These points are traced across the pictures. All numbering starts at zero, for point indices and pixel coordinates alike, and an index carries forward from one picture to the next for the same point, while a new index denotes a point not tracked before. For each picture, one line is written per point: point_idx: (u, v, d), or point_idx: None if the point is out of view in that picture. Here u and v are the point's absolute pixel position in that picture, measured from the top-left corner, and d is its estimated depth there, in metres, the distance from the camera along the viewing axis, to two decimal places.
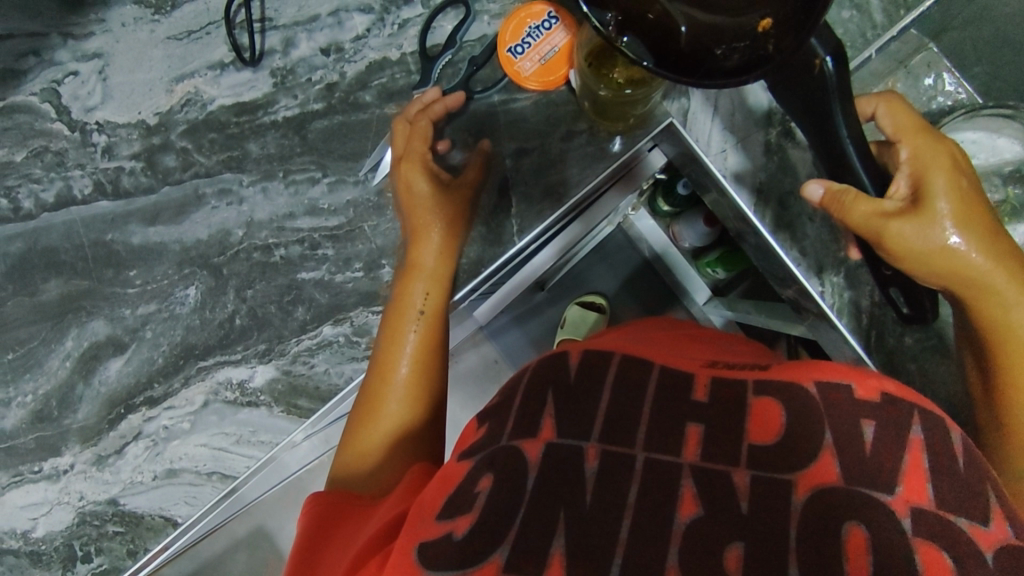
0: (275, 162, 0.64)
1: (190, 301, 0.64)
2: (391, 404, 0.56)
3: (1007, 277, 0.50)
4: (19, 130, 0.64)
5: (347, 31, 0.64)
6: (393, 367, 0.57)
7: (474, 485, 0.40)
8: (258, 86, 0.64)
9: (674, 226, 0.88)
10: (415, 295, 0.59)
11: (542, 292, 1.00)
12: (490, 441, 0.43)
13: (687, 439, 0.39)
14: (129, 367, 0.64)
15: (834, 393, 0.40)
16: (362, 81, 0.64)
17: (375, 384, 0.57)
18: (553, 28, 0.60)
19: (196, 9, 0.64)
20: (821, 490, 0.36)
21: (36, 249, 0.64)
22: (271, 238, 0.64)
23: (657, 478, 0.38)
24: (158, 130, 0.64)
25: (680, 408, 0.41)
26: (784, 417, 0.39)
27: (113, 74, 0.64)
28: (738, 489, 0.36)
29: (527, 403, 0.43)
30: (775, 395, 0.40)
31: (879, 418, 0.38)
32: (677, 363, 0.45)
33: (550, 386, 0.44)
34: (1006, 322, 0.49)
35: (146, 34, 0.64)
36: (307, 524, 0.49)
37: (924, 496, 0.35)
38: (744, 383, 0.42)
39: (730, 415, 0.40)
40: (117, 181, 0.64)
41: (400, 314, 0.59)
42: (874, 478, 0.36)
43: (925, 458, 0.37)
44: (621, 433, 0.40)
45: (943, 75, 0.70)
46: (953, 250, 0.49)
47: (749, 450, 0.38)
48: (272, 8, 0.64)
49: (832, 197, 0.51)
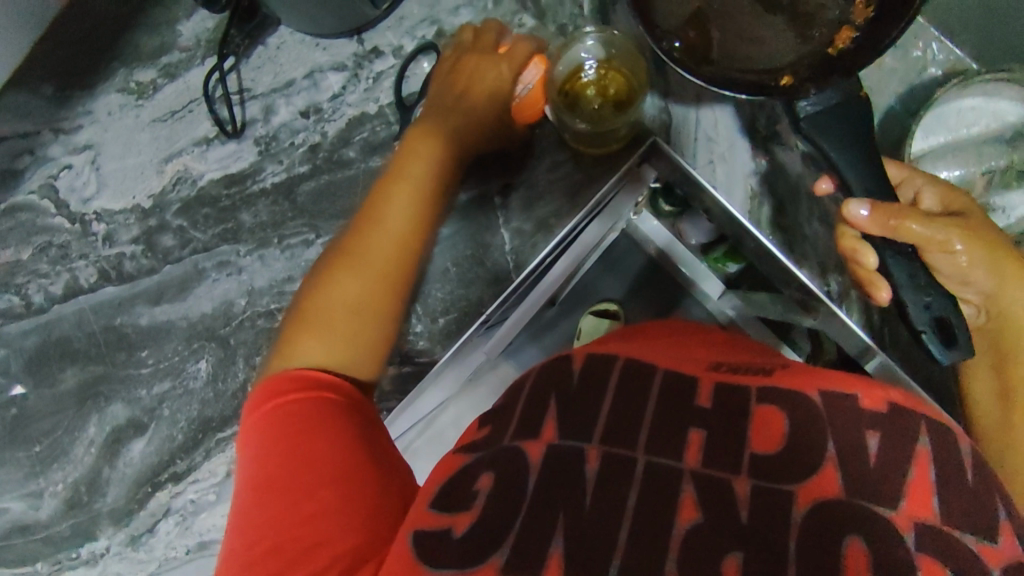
0: (269, 229, 0.65)
1: (203, 374, 0.65)
2: (365, 267, 0.49)
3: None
4: (23, 228, 0.66)
5: (323, 90, 0.65)
6: (378, 235, 0.50)
7: (473, 483, 0.39)
8: (243, 156, 0.65)
9: (677, 223, 0.70)
10: (388, 203, 0.51)
11: (558, 310, 0.72)
12: (490, 443, 0.41)
13: (687, 444, 0.38)
14: (151, 446, 0.65)
15: (839, 402, 0.38)
16: (344, 138, 0.65)
17: (355, 237, 0.50)
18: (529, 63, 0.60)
19: (176, 89, 0.65)
20: (823, 502, 0.34)
21: (51, 341, 0.66)
22: (273, 303, 0.65)
23: (658, 483, 0.36)
24: (153, 212, 0.65)
25: (683, 412, 0.39)
26: (788, 425, 0.38)
27: (105, 163, 0.66)
28: (738, 497, 0.35)
29: (530, 406, 0.42)
30: (779, 403, 0.39)
31: (885, 427, 0.37)
32: (680, 367, 0.43)
33: (554, 392, 0.42)
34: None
35: (133, 120, 0.65)
36: (263, 462, 0.42)
37: (929, 509, 0.34)
38: (748, 390, 0.40)
39: (732, 420, 0.38)
40: (120, 266, 0.66)
41: (398, 180, 0.53)
42: (878, 489, 0.35)
43: (932, 471, 0.35)
44: (623, 436, 0.39)
45: (930, 46, 0.69)
46: (992, 259, 0.48)
47: (751, 458, 0.36)
48: (249, 78, 0.65)
49: (889, 208, 0.45)
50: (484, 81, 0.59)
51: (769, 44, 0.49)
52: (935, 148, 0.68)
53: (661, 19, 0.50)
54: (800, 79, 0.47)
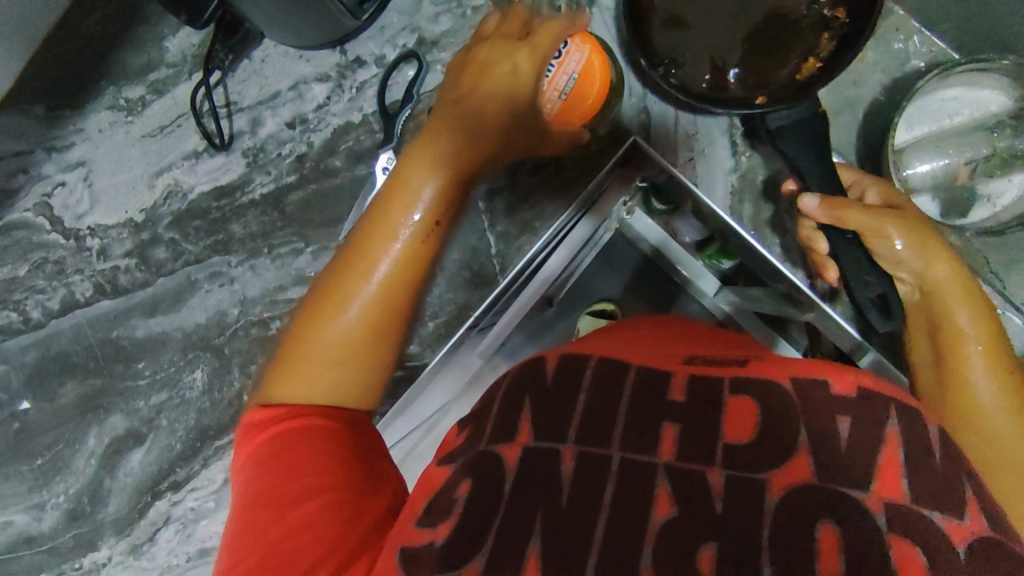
0: (259, 239, 0.66)
1: (198, 384, 0.66)
2: (350, 310, 0.48)
3: (955, 272, 0.52)
4: (19, 246, 0.67)
5: (308, 101, 0.66)
6: (367, 270, 0.49)
7: (454, 490, 0.40)
8: (232, 168, 0.66)
9: (671, 221, 0.70)
10: (387, 241, 0.49)
11: (556, 309, 0.71)
12: (470, 447, 0.42)
13: (660, 439, 0.38)
14: (150, 456, 0.66)
15: (810, 390, 0.38)
16: (330, 147, 0.66)
17: (339, 276, 0.49)
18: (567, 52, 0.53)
19: (164, 104, 0.66)
20: (797, 488, 0.34)
21: (50, 355, 0.67)
22: (266, 311, 0.66)
23: (632, 478, 0.37)
24: (145, 226, 0.67)
25: (658, 408, 0.40)
26: (760, 414, 0.38)
27: (97, 179, 0.67)
28: (712, 489, 0.35)
29: (503, 412, 0.43)
30: (752, 392, 0.39)
31: (856, 411, 0.37)
32: (655, 363, 0.44)
33: (528, 392, 0.43)
34: (957, 316, 0.51)
35: (123, 136, 0.67)
36: (255, 479, 0.42)
37: (900, 490, 0.33)
38: (720, 381, 0.41)
39: (706, 414, 0.39)
40: (114, 280, 0.67)
41: (391, 206, 0.50)
42: (849, 473, 0.34)
43: (901, 451, 0.35)
44: (598, 434, 0.39)
45: (912, 38, 0.69)
46: (918, 242, 0.51)
47: (725, 449, 0.36)
48: (235, 92, 0.66)
49: (831, 200, 0.53)
50: (498, 79, 0.54)
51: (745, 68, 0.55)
52: (918, 139, 0.68)
53: (657, 42, 0.56)
54: (772, 100, 0.53)
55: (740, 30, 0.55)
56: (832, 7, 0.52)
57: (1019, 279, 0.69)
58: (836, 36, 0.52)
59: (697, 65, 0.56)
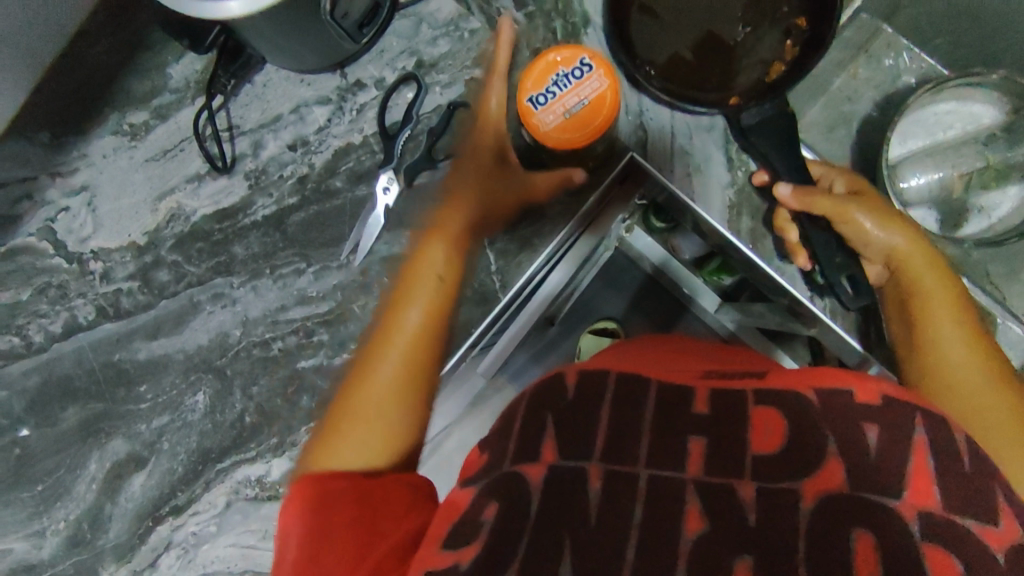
0: (261, 260, 0.66)
1: (200, 406, 0.66)
2: (382, 368, 0.53)
3: (913, 242, 0.54)
4: (23, 271, 0.67)
5: (310, 124, 0.67)
6: (399, 325, 0.56)
7: (480, 513, 0.39)
8: (235, 191, 0.67)
9: (670, 238, 0.71)
10: (412, 301, 0.57)
11: (558, 330, 0.76)
12: (492, 468, 0.41)
13: (689, 453, 0.38)
14: (152, 480, 0.66)
15: (834, 399, 0.38)
16: (331, 169, 0.66)
17: (376, 341, 0.55)
18: (583, 77, 0.57)
19: (168, 129, 0.67)
20: (829, 498, 0.34)
21: (52, 379, 0.67)
22: (268, 332, 0.66)
23: (663, 493, 0.36)
24: (148, 249, 0.67)
25: (682, 420, 0.40)
26: (788, 424, 0.38)
27: (101, 204, 0.68)
28: (743, 502, 0.35)
29: (526, 427, 0.42)
30: (776, 402, 0.39)
31: (881, 420, 0.37)
32: (673, 377, 0.44)
33: (549, 409, 0.42)
34: (925, 284, 0.53)
35: (127, 161, 0.67)
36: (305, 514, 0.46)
37: (930, 498, 0.34)
38: (744, 394, 0.40)
39: (731, 425, 0.39)
40: (117, 303, 0.67)
41: (415, 276, 0.58)
42: (879, 481, 0.35)
43: (930, 459, 0.36)
44: (624, 450, 0.39)
45: (904, 56, 0.70)
46: (880, 222, 0.54)
47: (754, 461, 0.37)
48: (238, 116, 0.67)
49: (803, 190, 0.55)
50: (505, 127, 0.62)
51: (715, 71, 0.55)
52: (913, 151, 0.69)
53: (635, 43, 0.55)
54: (745, 100, 0.54)
55: (709, 34, 0.55)
56: (796, 14, 0.52)
57: (1019, 290, 0.69)
58: (798, 44, 0.52)
59: (653, 47, 0.55)
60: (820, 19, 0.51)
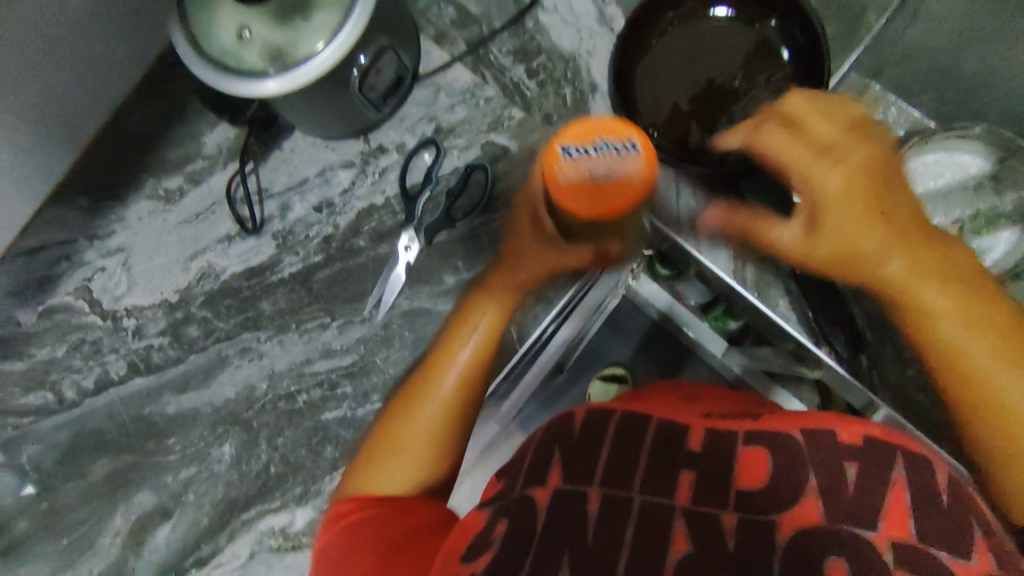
0: (287, 315, 0.69)
1: (227, 458, 0.68)
2: (436, 395, 0.53)
3: (911, 258, 0.45)
4: (59, 327, 0.71)
5: (335, 186, 0.71)
6: (448, 359, 0.54)
7: (491, 529, 0.41)
8: (263, 250, 0.70)
9: (677, 286, 0.72)
10: (462, 338, 0.55)
11: (567, 376, 0.74)
12: (504, 493, 0.44)
13: (679, 485, 0.41)
14: (177, 531, 0.68)
15: (818, 438, 0.40)
16: (355, 228, 0.70)
17: (425, 372, 0.54)
18: (628, 155, 0.48)
19: (201, 193, 0.71)
20: (806, 529, 0.37)
21: (84, 433, 0.70)
22: (293, 385, 0.69)
23: (652, 520, 0.40)
24: (180, 306, 0.70)
25: (677, 454, 0.42)
26: (772, 464, 0.40)
27: (135, 264, 0.71)
28: (725, 530, 0.38)
29: (536, 460, 0.44)
30: (765, 441, 0.41)
31: (862, 459, 0.39)
32: (675, 415, 0.46)
33: (557, 442, 0.45)
34: (925, 299, 0.45)
35: (161, 223, 0.71)
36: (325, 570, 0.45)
37: (906, 532, 0.36)
38: (735, 433, 0.42)
39: (721, 461, 0.41)
40: (148, 358, 0.70)
41: (463, 317, 0.56)
42: (855, 514, 0.37)
43: (908, 496, 0.37)
44: (622, 477, 0.42)
45: (891, 109, 0.75)
46: (858, 261, 0.45)
47: (738, 493, 0.39)
48: (267, 179, 0.71)
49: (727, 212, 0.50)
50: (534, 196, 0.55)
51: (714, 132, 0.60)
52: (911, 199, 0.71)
53: (641, 101, 0.62)
54: None
55: (708, 98, 0.61)
56: (787, 83, 0.60)
57: None
58: None
59: (657, 105, 0.62)
60: (813, 86, 0.58)
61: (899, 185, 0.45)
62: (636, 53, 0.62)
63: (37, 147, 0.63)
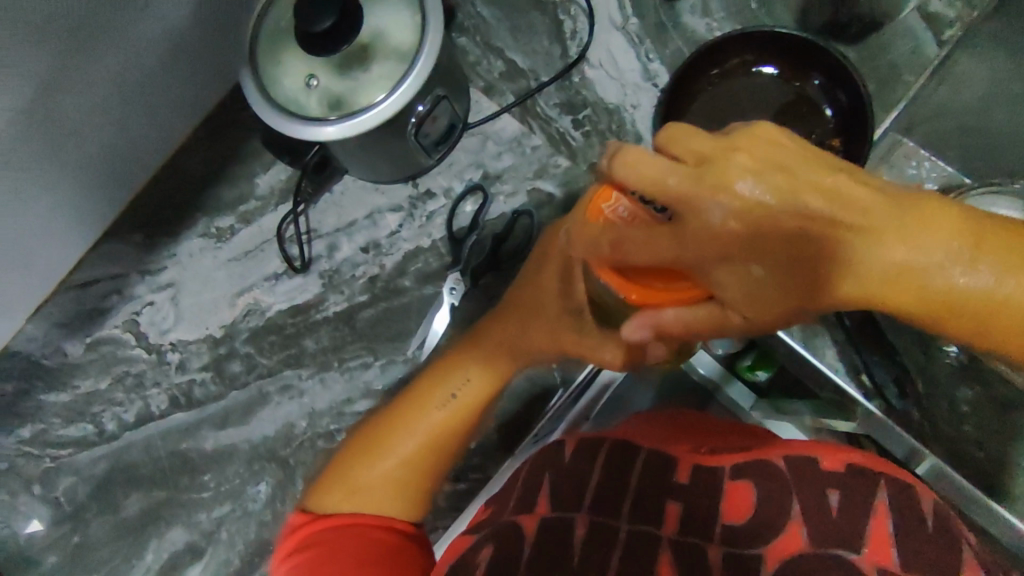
0: (330, 353, 0.71)
1: (262, 496, 0.69)
2: (406, 435, 0.52)
3: (875, 231, 0.37)
4: (104, 359, 0.71)
5: (382, 228, 0.72)
6: (427, 405, 0.53)
7: (477, 555, 0.44)
8: (309, 288, 0.72)
9: None
10: (443, 387, 0.54)
11: None
12: (493, 520, 0.46)
13: (666, 514, 0.43)
14: (209, 570, 0.69)
15: (802, 467, 0.43)
16: (401, 269, 0.71)
17: (401, 408, 0.54)
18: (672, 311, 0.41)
19: (251, 231, 0.72)
20: (790, 559, 0.40)
21: (120, 466, 0.70)
22: (332, 424, 0.70)
23: (640, 548, 0.42)
24: (224, 340, 0.71)
25: (664, 484, 0.45)
26: (756, 495, 0.43)
27: (183, 298, 0.72)
28: (711, 562, 0.41)
29: (526, 487, 0.47)
30: (750, 474, 0.44)
31: (844, 487, 0.42)
32: (664, 444, 0.48)
33: (547, 471, 0.47)
34: (945, 286, 0.37)
35: (211, 260, 0.72)
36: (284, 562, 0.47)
37: (889, 559, 0.39)
38: (722, 465, 0.45)
39: (708, 494, 0.44)
40: (190, 393, 0.71)
41: (449, 368, 0.55)
42: (839, 541, 0.40)
43: (889, 524, 0.40)
44: (610, 506, 0.44)
45: (925, 164, 0.70)
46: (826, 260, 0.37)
47: (723, 525, 0.42)
48: (316, 220, 0.72)
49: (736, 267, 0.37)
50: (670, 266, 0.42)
51: None
52: None
53: None
54: None
55: None
56: (831, 136, 0.61)
57: None
58: None
59: None
60: (856, 142, 0.59)
61: (766, 185, 0.36)
62: (681, 108, 0.63)
63: (90, 190, 0.63)
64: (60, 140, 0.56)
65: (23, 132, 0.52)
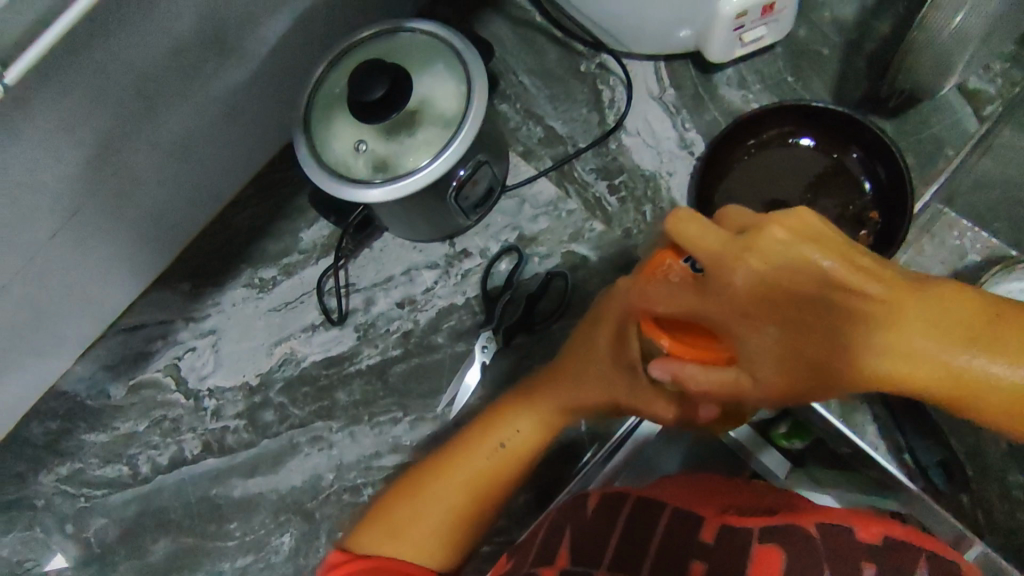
0: (360, 407, 0.72)
1: (285, 548, 0.70)
2: (448, 483, 0.51)
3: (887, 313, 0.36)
4: (144, 403, 0.73)
5: (418, 285, 0.74)
6: (474, 449, 0.52)
7: None
8: (344, 340, 0.73)
9: None
10: (492, 437, 0.53)
11: None
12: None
13: None
14: None
15: (836, 537, 0.41)
16: (434, 325, 0.73)
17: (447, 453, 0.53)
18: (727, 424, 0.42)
19: (292, 283, 0.75)
20: None
21: (150, 510, 0.72)
22: (359, 477, 0.70)
23: None
24: (259, 389, 0.73)
25: (689, 547, 0.43)
26: (786, 564, 0.40)
27: (223, 346, 0.74)
28: None
29: (548, 541, 0.46)
30: (780, 540, 0.41)
31: (880, 563, 0.40)
32: (691, 506, 0.46)
33: (570, 526, 0.47)
34: (961, 369, 0.35)
35: (252, 309, 0.74)
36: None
37: None
38: (752, 530, 0.43)
39: (735, 559, 0.41)
40: (222, 440, 0.72)
41: (500, 415, 0.54)
42: None
43: None
44: (631, 566, 0.43)
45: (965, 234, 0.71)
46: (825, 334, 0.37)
47: None
48: (355, 274, 0.74)
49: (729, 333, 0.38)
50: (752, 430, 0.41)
51: None
52: None
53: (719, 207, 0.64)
54: None
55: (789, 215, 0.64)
56: (868, 208, 0.62)
57: None
58: (872, 234, 0.61)
59: None
60: (893, 216, 0.59)
61: (792, 260, 0.35)
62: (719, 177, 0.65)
63: (145, 241, 0.66)
64: (116, 203, 0.58)
65: (82, 203, 0.54)
